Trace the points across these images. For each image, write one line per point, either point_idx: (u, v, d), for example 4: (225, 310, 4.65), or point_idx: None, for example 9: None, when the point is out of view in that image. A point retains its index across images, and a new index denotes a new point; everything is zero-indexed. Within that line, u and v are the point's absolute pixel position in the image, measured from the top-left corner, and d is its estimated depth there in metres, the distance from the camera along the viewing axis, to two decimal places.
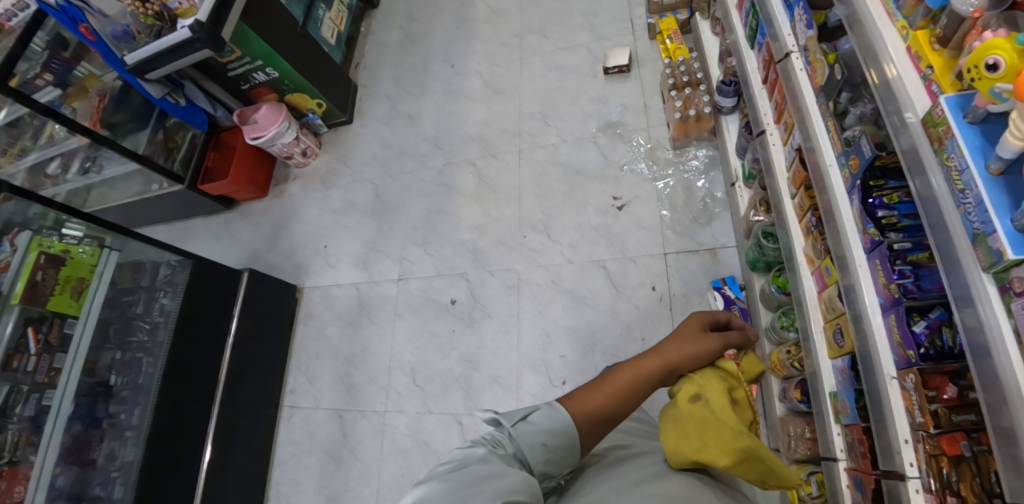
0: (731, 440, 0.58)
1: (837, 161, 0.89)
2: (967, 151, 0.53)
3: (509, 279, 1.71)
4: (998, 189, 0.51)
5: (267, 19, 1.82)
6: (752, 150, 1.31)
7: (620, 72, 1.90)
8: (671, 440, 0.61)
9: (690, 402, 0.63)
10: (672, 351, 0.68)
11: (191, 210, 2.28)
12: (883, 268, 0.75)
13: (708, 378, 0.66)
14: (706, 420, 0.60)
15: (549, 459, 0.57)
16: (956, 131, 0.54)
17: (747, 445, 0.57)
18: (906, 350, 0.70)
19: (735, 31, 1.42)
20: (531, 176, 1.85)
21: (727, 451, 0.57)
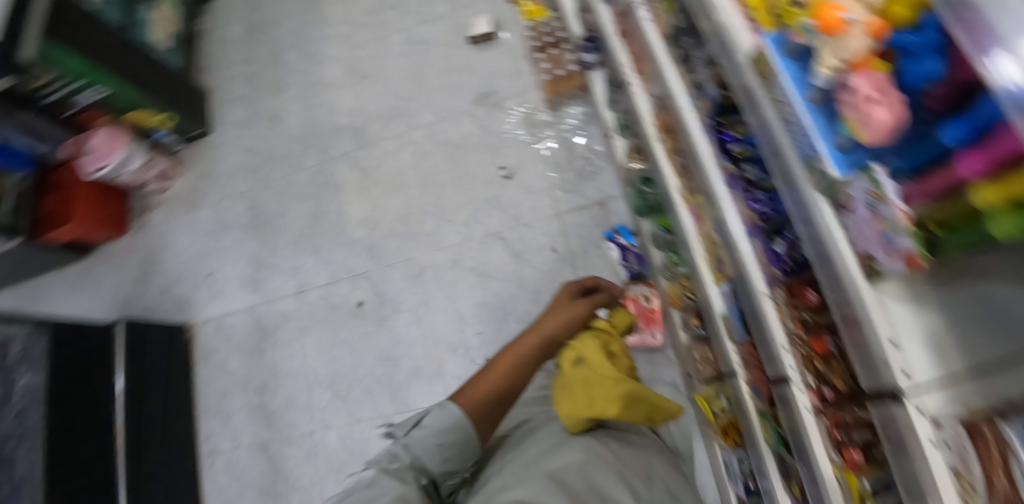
0: (611, 390, 0.66)
1: (689, 103, 0.94)
2: (790, 85, 0.58)
3: (413, 268, 1.66)
4: (818, 115, 0.56)
5: (77, 30, 1.55)
6: (619, 102, 1.36)
7: (485, 40, 1.86)
8: (564, 406, 0.66)
9: (576, 369, 0.70)
10: (546, 326, 0.74)
11: (31, 267, 1.94)
12: (742, 198, 0.83)
13: (584, 344, 0.75)
14: (590, 380, 0.68)
15: (447, 457, 0.58)
16: (779, 68, 0.59)
17: (626, 390, 0.65)
18: (771, 267, 0.78)
19: None
20: (415, 158, 1.79)
21: (612, 401, 0.64)
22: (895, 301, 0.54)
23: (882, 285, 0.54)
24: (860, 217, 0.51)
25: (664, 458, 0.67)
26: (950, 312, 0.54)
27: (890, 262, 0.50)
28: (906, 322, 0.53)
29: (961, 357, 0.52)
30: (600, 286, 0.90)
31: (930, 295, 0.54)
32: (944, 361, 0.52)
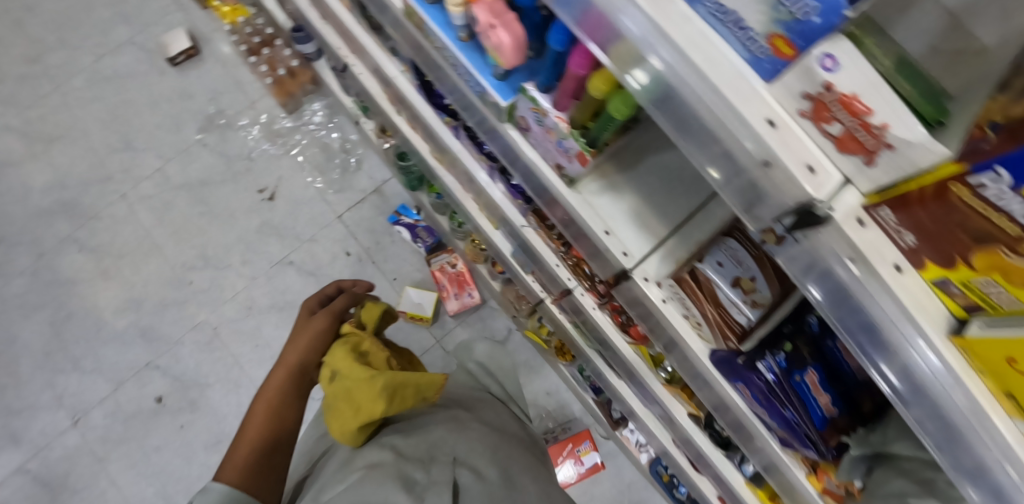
0: (367, 388, 0.49)
1: (397, 69, 0.90)
2: (439, 29, 0.54)
3: (204, 335, 1.42)
4: (474, 49, 0.53)
5: None
6: (350, 85, 1.27)
7: (190, 57, 1.59)
8: (334, 424, 0.51)
9: (329, 381, 0.53)
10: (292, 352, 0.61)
11: None
12: (472, 146, 0.85)
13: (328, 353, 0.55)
14: (346, 389, 0.50)
15: None
16: (424, 15, 0.54)
17: (387, 381, 0.50)
18: (517, 201, 0.82)
19: None
20: (154, 218, 1.50)
21: (376, 401, 0.49)
22: (595, 196, 0.57)
23: (580, 188, 0.57)
24: (538, 134, 0.52)
25: (474, 418, 0.63)
26: (641, 186, 0.57)
27: (571, 166, 0.51)
28: (611, 210, 0.56)
29: (660, 221, 0.56)
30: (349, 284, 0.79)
31: (620, 178, 0.57)
32: (649, 233, 0.56)
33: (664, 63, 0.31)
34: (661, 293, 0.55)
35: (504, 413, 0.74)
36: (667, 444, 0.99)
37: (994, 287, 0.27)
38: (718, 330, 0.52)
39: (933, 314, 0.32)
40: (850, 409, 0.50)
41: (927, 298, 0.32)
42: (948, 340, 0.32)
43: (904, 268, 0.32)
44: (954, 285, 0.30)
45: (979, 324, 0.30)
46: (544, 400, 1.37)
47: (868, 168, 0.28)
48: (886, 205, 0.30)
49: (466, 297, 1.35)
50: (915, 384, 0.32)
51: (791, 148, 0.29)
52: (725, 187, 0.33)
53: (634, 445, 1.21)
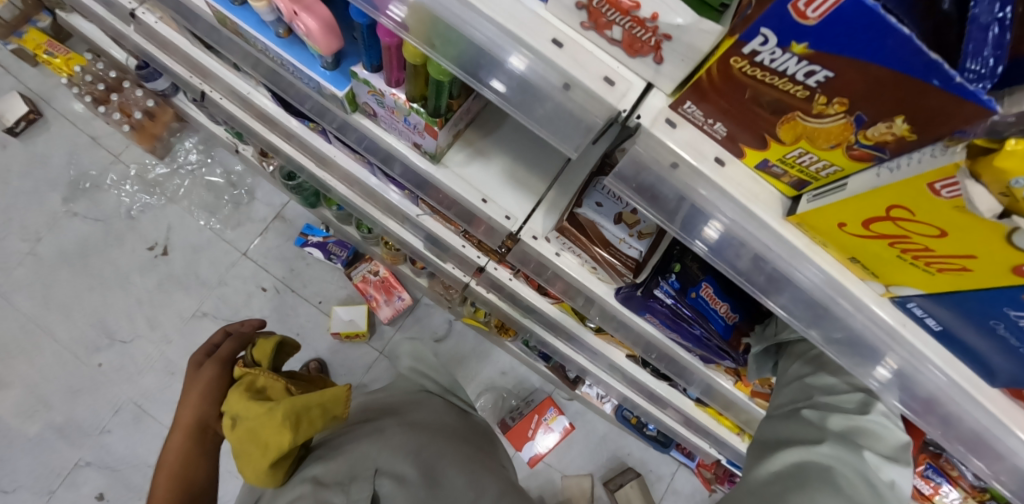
0: (268, 420, 0.53)
1: (248, 84, 0.83)
2: (253, 30, 0.48)
3: (129, 414, 1.30)
4: (296, 44, 0.48)
5: None
6: (215, 113, 1.16)
7: (32, 122, 1.40)
8: (247, 468, 0.53)
9: (232, 428, 0.55)
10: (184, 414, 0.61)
11: None
12: (343, 148, 0.79)
13: (227, 402, 0.58)
14: (250, 428, 0.53)
15: None
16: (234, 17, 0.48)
17: (286, 410, 0.53)
18: (405, 192, 0.78)
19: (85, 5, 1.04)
20: (37, 306, 1.33)
21: (281, 432, 0.52)
22: (464, 167, 0.56)
23: (447, 161, 0.56)
24: (386, 117, 0.50)
25: (401, 420, 0.64)
26: (507, 145, 0.57)
27: (425, 141, 0.49)
28: (483, 176, 0.55)
29: (534, 175, 0.56)
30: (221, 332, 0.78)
31: (485, 143, 0.57)
32: (528, 191, 0.55)
33: (524, 63, 0.31)
34: (554, 247, 0.55)
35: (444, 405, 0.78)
36: (615, 382, 1.07)
37: (806, 156, 0.28)
38: (610, 268, 0.50)
39: (767, 200, 0.33)
40: (750, 313, 0.51)
41: (758, 185, 0.33)
42: (786, 220, 0.33)
43: (727, 160, 0.32)
44: (773, 164, 0.31)
45: (807, 198, 0.31)
46: (501, 380, 1.38)
47: (660, 67, 0.29)
48: (689, 100, 0.30)
49: (398, 301, 1.35)
50: (755, 264, 0.35)
51: (584, 64, 0.31)
52: (554, 128, 0.34)
53: (597, 399, 1.27)
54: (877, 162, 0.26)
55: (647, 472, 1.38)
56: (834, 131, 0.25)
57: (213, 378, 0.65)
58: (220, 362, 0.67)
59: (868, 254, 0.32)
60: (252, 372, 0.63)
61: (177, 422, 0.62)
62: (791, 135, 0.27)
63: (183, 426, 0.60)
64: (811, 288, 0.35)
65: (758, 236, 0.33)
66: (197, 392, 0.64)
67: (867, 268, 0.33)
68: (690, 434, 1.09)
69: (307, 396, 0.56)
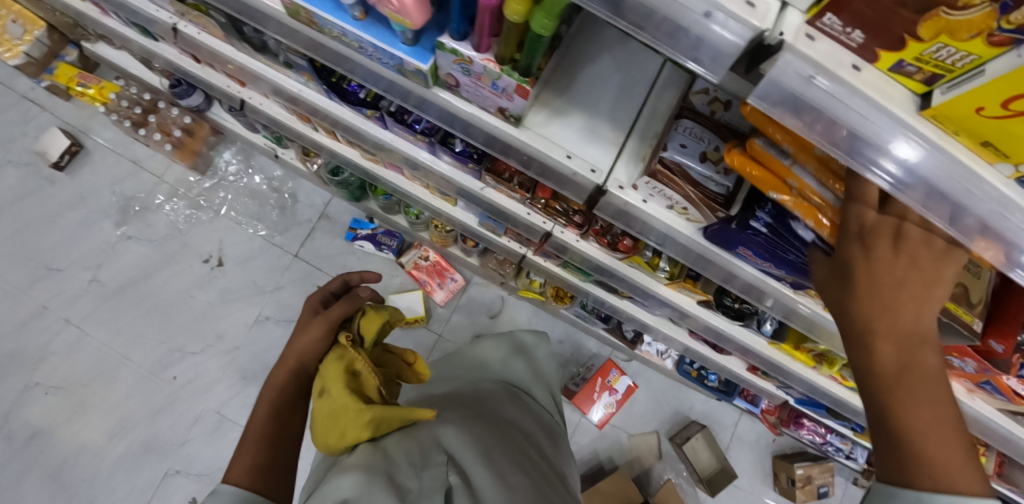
0: (356, 418, 0.61)
1: (299, 82, 0.84)
2: (330, 15, 0.50)
3: (210, 423, 1.36)
4: (377, 26, 0.50)
5: None
6: (254, 119, 1.19)
7: (74, 155, 1.46)
8: (320, 435, 0.63)
9: (321, 398, 0.64)
10: (293, 357, 0.73)
11: None
12: (402, 129, 0.78)
13: (325, 368, 0.67)
14: (335, 408, 0.62)
15: None
16: (309, 7, 0.51)
17: (374, 415, 0.61)
18: (468, 166, 0.79)
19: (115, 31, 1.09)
20: (108, 330, 1.39)
21: (361, 429, 0.61)
22: (545, 127, 0.58)
23: (529, 123, 0.57)
24: (469, 85, 0.52)
25: (472, 415, 0.77)
26: (583, 102, 0.59)
27: (513, 104, 0.51)
28: (566, 134, 0.58)
29: (611, 127, 0.59)
30: (354, 276, 0.89)
31: (562, 101, 0.59)
32: (608, 143, 0.58)
33: None
34: (640, 195, 0.58)
35: (488, 399, 0.90)
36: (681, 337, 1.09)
37: (943, 50, 0.29)
38: (704, 206, 0.53)
39: (901, 101, 0.34)
40: None
41: (889, 86, 0.34)
42: (920, 116, 0.34)
43: (862, 66, 0.34)
44: (908, 64, 0.32)
45: (940, 91, 0.32)
46: (559, 349, 1.40)
47: None
48: (828, 14, 0.31)
49: (451, 283, 1.38)
50: (903, 167, 0.36)
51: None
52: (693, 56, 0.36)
53: (657, 355, 1.30)
54: (1015, 47, 0.27)
55: (710, 424, 1.41)
56: (977, 21, 0.26)
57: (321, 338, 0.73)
58: (329, 324, 0.75)
59: (1002, 135, 0.32)
60: (353, 351, 0.69)
61: (289, 357, 0.74)
62: (930, 34, 0.29)
63: (289, 367, 0.73)
64: (947, 180, 0.36)
65: (901, 139, 0.35)
66: (308, 344, 0.74)
67: (999, 150, 0.34)
68: (757, 377, 1.12)
69: (395, 409, 0.63)
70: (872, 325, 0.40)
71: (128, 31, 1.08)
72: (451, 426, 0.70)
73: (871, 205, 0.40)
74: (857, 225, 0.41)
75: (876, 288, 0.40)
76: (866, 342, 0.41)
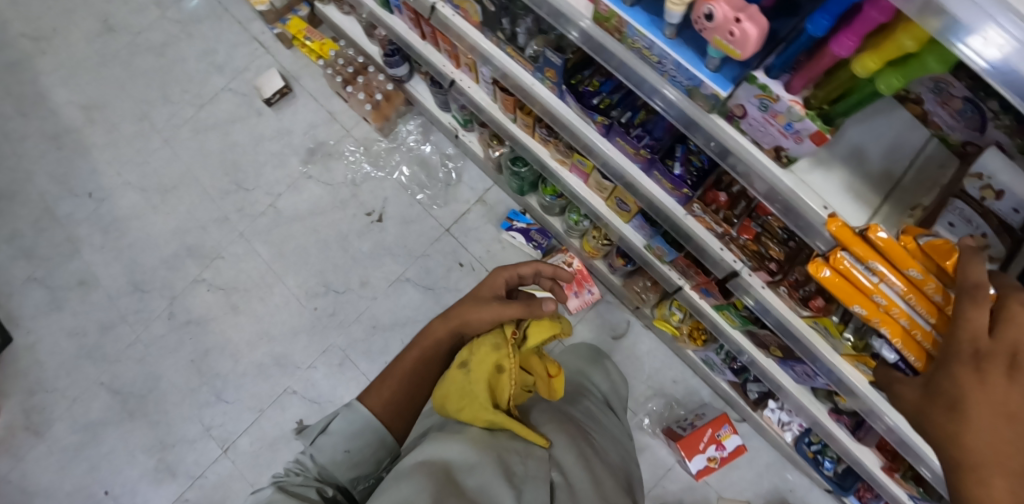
0: (477, 412, 0.72)
1: (535, 78, 0.95)
2: (645, 29, 0.56)
3: (334, 358, 1.48)
4: (684, 48, 0.55)
5: None
6: (454, 100, 1.32)
7: (283, 96, 1.68)
8: (445, 394, 0.78)
9: (460, 369, 0.80)
10: (464, 316, 0.91)
11: None
12: (626, 141, 0.87)
13: (480, 352, 0.81)
14: (469, 387, 0.75)
15: (354, 461, 0.80)
16: (627, 18, 0.57)
17: (494, 418, 0.71)
18: (680, 190, 0.85)
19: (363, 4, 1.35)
20: (273, 252, 1.57)
21: (477, 418, 0.71)
22: (807, 174, 0.60)
23: (794, 167, 0.60)
24: (757, 120, 0.56)
25: (585, 442, 0.81)
26: (847, 159, 0.61)
27: (799, 145, 0.55)
28: (827, 186, 0.60)
29: (871, 188, 0.60)
30: (551, 268, 1.01)
31: (827, 153, 0.61)
32: (865, 205, 0.59)
33: None
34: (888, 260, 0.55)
35: (596, 423, 0.94)
36: (821, 416, 1.04)
37: None
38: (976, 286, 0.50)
39: None
40: None
41: None
42: None
43: None
44: None
45: None
46: (671, 388, 1.38)
47: None
48: None
49: (587, 295, 1.36)
50: None
51: None
52: None
53: (777, 424, 1.23)
54: None
55: None
56: None
57: (487, 317, 0.89)
58: (500, 311, 0.88)
59: None
60: (505, 353, 0.81)
61: (464, 316, 0.92)
62: None
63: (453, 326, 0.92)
64: None
65: None
66: (478, 315, 0.90)
67: None
68: (892, 480, 0.99)
69: (514, 422, 0.71)
70: (989, 457, 0.41)
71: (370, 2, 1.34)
72: (562, 446, 0.75)
73: (982, 333, 0.43)
74: (971, 351, 0.44)
75: (991, 418, 0.41)
76: (979, 474, 0.42)
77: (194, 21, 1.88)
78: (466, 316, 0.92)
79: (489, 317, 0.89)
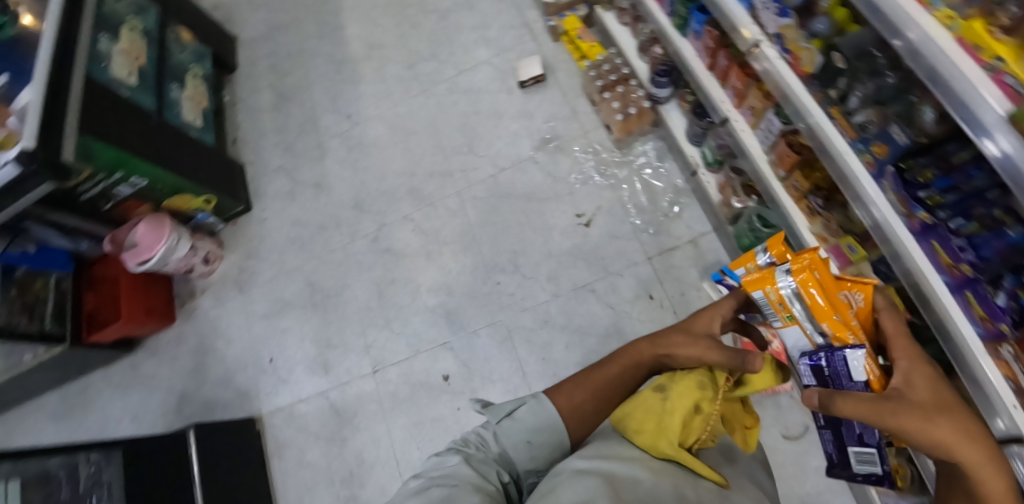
0: (659, 446, 0.68)
1: (851, 147, 0.94)
2: None
3: (500, 333, 1.59)
4: None
5: (104, 117, 1.57)
6: (716, 136, 1.42)
7: (536, 82, 1.81)
8: (632, 415, 0.74)
9: (654, 395, 0.75)
10: (665, 343, 0.78)
11: (85, 365, 1.98)
12: (944, 247, 0.79)
13: (679, 389, 0.73)
14: (654, 413, 0.71)
15: (534, 454, 0.76)
16: None
17: (672, 450, 0.66)
18: (993, 324, 0.72)
19: (657, 20, 1.49)
20: (481, 217, 1.72)
21: (658, 446, 0.68)
22: None
23: None
24: None
25: None
26: None
27: None
28: None
29: None
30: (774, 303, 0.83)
31: None
32: None
33: None
34: None
35: None
36: None
37: None
38: None
39: None
40: None
41: None
42: None
43: None
44: None
45: None
46: None
47: None
48: None
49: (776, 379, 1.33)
50: None
51: None
52: None
53: None
54: None
55: None
56: None
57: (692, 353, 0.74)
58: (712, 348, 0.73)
59: None
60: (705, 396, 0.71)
61: (664, 344, 0.78)
62: None
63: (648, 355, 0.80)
64: None
65: None
66: (683, 347, 0.76)
67: None
68: None
69: (696, 463, 0.66)
70: (935, 409, 0.52)
71: (664, 20, 1.48)
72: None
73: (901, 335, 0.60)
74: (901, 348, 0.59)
75: (928, 387, 0.54)
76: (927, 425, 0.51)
77: None
78: (672, 347, 0.77)
79: (694, 354, 0.74)
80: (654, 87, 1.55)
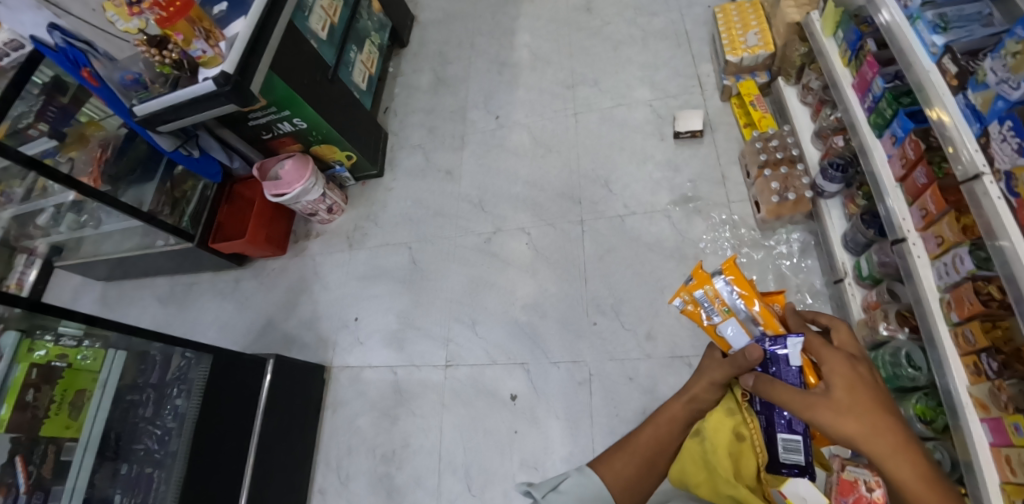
0: (720, 487, 0.80)
1: None
2: None
3: (580, 373, 1.57)
4: None
5: (290, 61, 1.71)
6: (885, 253, 1.27)
7: (691, 136, 1.77)
8: (686, 468, 0.85)
9: (695, 442, 0.86)
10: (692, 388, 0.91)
11: (200, 265, 2.19)
12: None
13: (716, 422, 0.85)
14: (706, 460, 0.83)
15: None
16: None
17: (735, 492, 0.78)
18: None
19: (853, 111, 1.38)
20: (597, 253, 1.71)
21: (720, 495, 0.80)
22: None
23: None
24: None
25: None
26: None
27: None
28: None
29: None
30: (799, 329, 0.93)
31: None
32: None
33: None
34: None
35: None
36: None
37: None
38: None
39: None
40: None
41: None
42: None
43: None
44: None
45: None
46: None
47: None
48: None
49: None
50: None
51: None
52: None
53: None
54: None
55: None
56: None
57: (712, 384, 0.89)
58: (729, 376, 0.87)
59: None
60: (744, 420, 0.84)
61: (691, 389, 0.91)
62: None
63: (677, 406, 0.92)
64: None
65: None
66: (704, 383, 0.90)
67: None
68: None
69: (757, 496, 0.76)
70: (854, 408, 0.73)
71: (860, 113, 1.36)
72: None
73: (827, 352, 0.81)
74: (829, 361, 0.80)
75: (845, 389, 0.76)
76: (850, 423, 0.72)
77: (657, 37, 2.06)
78: (695, 391, 0.91)
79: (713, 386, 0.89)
80: (822, 178, 1.44)
